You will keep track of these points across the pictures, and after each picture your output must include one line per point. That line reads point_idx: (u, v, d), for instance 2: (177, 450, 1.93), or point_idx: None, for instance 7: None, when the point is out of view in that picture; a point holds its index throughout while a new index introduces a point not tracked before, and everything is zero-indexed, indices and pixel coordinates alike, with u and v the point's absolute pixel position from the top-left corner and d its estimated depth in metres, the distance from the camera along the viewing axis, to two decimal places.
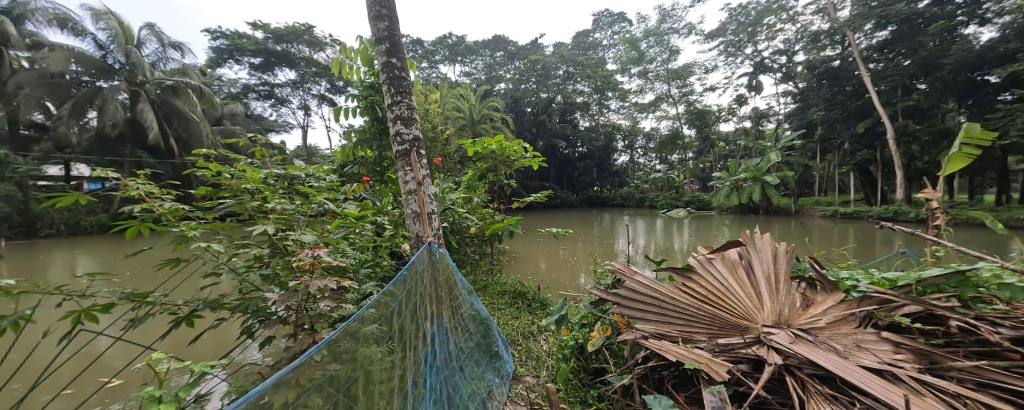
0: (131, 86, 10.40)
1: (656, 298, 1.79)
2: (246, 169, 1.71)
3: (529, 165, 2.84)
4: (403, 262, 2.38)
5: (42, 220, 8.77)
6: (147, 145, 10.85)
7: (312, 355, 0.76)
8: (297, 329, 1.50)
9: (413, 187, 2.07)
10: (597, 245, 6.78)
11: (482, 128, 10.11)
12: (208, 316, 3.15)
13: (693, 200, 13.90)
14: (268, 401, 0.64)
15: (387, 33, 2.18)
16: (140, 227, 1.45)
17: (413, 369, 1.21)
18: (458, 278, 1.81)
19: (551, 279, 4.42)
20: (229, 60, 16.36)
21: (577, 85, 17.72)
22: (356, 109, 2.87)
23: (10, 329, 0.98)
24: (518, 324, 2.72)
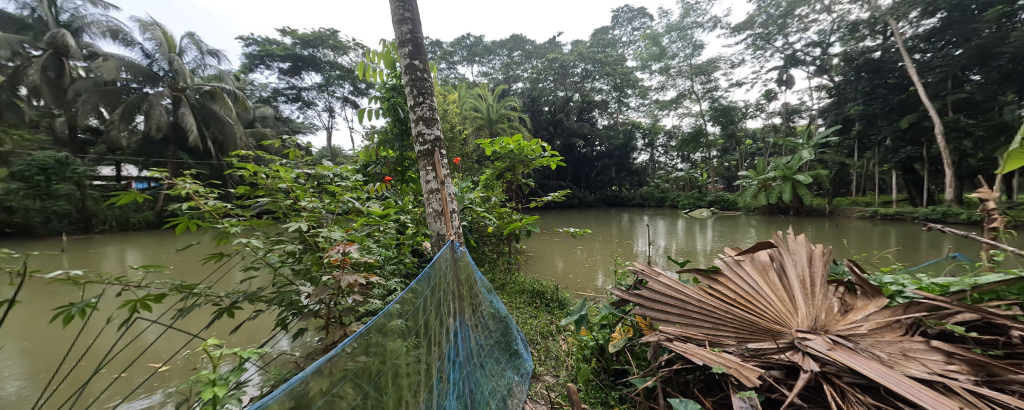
0: (172, 92, 10.93)
1: (681, 299, 1.75)
2: (280, 169, 1.78)
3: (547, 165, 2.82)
4: (424, 260, 2.41)
5: (96, 216, 9.23)
6: (187, 147, 11.44)
7: (344, 348, 0.78)
8: (327, 322, 1.56)
9: (435, 186, 2.10)
10: (615, 245, 6.70)
11: (499, 128, 10.16)
12: (247, 307, 3.30)
13: (716, 199, 13.51)
14: (307, 388, 0.67)
15: (410, 36, 2.22)
16: (189, 224, 1.56)
17: (438, 364, 1.23)
18: (478, 276, 1.81)
19: (567, 279, 4.41)
20: (260, 66, 17.07)
21: (595, 83, 17.44)
22: (378, 111, 2.94)
23: (78, 316, 1.07)
24: (537, 323, 2.71)
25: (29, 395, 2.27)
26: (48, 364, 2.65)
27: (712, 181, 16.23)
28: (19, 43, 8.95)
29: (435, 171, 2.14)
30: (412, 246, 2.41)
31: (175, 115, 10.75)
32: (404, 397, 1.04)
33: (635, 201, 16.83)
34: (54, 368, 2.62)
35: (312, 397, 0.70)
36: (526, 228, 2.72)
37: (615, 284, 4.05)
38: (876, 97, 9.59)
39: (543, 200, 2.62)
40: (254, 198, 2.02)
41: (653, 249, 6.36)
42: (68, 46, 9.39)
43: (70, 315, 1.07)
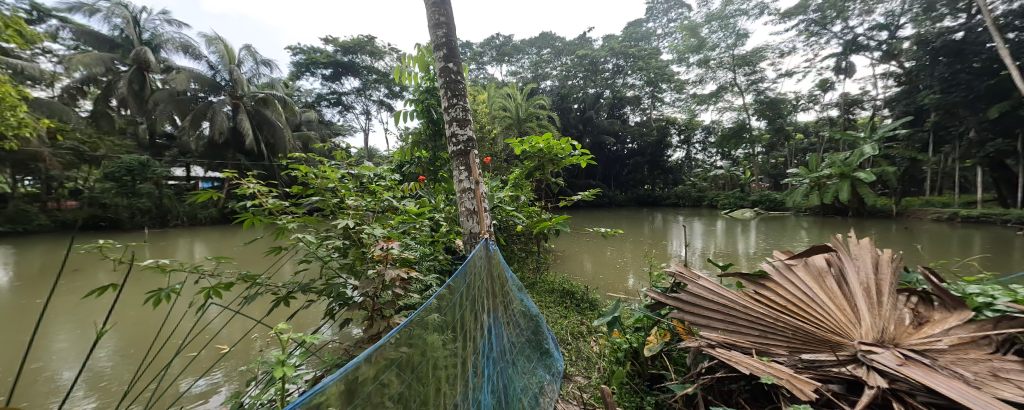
0: (232, 99, 11.79)
1: (725, 304, 1.66)
2: (328, 170, 1.90)
3: (577, 163, 2.77)
4: (458, 257, 2.46)
5: (170, 212, 10.18)
6: (244, 149, 12.36)
7: (390, 339, 0.83)
8: (371, 314, 1.65)
9: (468, 185, 2.14)
10: (649, 246, 6.50)
11: (529, 128, 10.13)
12: (302, 297, 3.53)
13: (760, 199, 12.77)
14: (360, 373, 0.73)
15: (445, 40, 2.26)
16: (256, 219, 1.76)
17: (473, 359, 1.25)
18: (509, 275, 1.81)
19: (599, 280, 4.33)
20: (306, 73, 18.10)
21: (628, 79, 16.95)
22: (412, 112, 3.04)
23: (165, 300, 1.40)
24: (567, 323, 2.69)
25: (127, 369, 2.57)
26: (140, 341, 2.99)
27: (754, 180, 15.35)
28: (112, 60, 10.48)
29: (469, 171, 2.18)
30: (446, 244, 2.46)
31: (234, 120, 11.68)
32: (441, 390, 1.07)
33: (669, 200, 16.25)
34: (146, 345, 2.95)
35: (363, 381, 0.76)
36: (556, 227, 2.69)
37: (648, 286, 3.93)
38: (957, 82, 8.53)
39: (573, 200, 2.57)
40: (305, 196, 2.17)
41: (690, 251, 6.11)
42: (148, 61, 10.56)
43: (158, 299, 1.40)
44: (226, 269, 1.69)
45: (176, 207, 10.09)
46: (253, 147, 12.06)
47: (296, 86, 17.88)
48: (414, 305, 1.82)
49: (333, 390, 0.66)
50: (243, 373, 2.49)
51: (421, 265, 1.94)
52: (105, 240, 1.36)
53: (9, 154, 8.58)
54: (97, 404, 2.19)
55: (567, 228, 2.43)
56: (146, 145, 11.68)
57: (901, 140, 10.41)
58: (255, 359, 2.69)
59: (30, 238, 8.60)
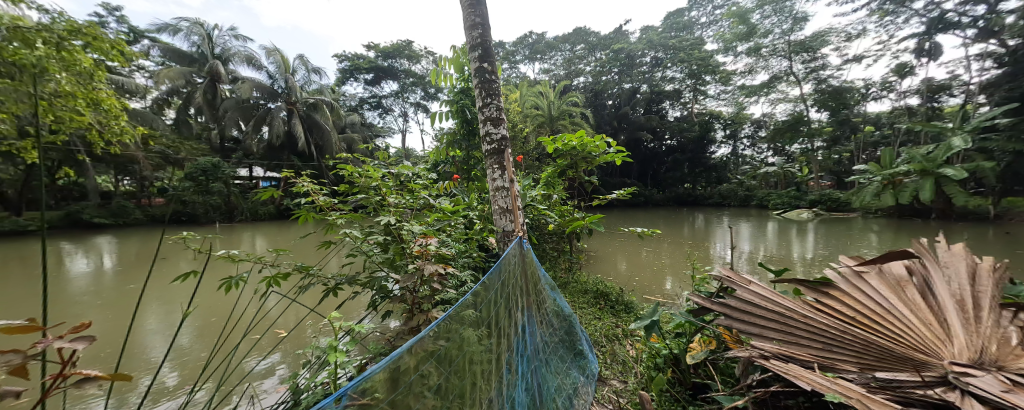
0: (287, 105, 12.65)
1: (780, 313, 1.51)
2: (371, 169, 1.99)
3: (612, 161, 2.67)
4: (491, 255, 2.48)
5: (236, 208, 11.18)
6: (297, 151, 13.22)
7: (429, 332, 0.85)
8: (410, 308, 1.70)
9: (501, 184, 2.15)
10: (689, 248, 6.22)
11: (561, 126, 9.97)
12: (348, 289, 3.73)
13: (818, 198, 11.85)
14: (404, 363, 0.78)
15: (481, 40, 2.28)
16: (309, 215, 1.89)
17: (508, 355, 1.26)
18: (543, 274, 1.79)
19: (634, 283, 4.18)
20: (350, 79, 19.09)
21: (668, 72, 16.34)
22: (447, 113, 3.10)
23: (236, 286, 1.54)
24: (601, 325, 2.64)
25: (204, 348, 2.88)
26: (213, 323, 3.33)
27: (810, 177, 14.23)
28: (191, 73, 11.61)
29: (503, 171, 2.18)
30: (479, 242, 2.48)
31: (288, 125, 12.57)
32: (477, 384, 1.09)
33: (710, 199, 15.49)
34: (217, 328, 3.27)
35: (406, 371, 0.80)
36: (589, 227, 2.62)
37: (689, 290, 3.77)
38: None
39: (607, 198, 2.47)
40: (351, 194, 2.29)
41: (735, 254, 5.79)
42: (219, 73, 11.58)
43: (230, 284, 1.54)
44: (281, 261, 1.83)
45: (242, 204, 11.09)
46: (304, 149, 12.88)
47: (342, 91, 18.89)
48: (451, 301, 1.86)
49: (378, 377, 0.71)
50: (297, 357, 2.69)
51: (457, 261, 1.96)
52: (190, 233, 1.56)
53: (112, 158, 9.83)
54: (181, 378, 2.47)
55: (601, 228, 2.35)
56: (217, 148, 12.91)
57: (1001, 130, 8.74)
58: (309, 345, 2.89)
59: (127, 229, 9.85)
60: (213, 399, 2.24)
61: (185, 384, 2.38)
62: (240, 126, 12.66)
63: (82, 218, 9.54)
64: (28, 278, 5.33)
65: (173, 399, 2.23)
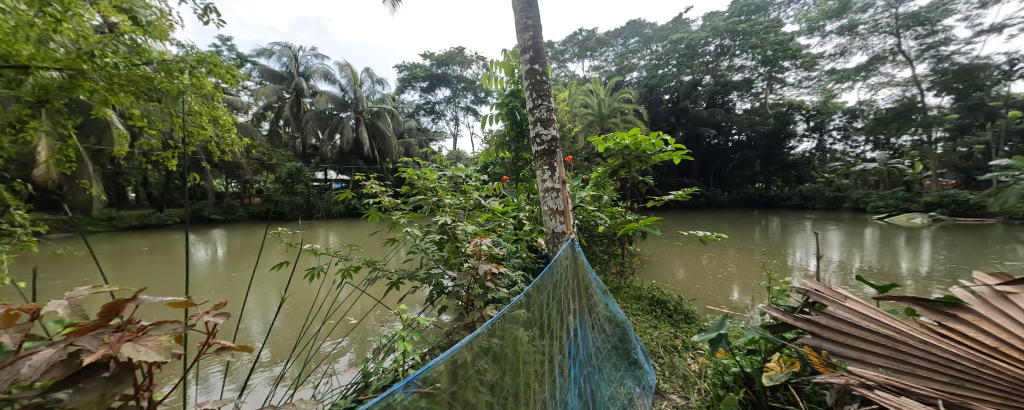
0: (356, 114, 13.74)
1: (885, 334, 1.28)
2: (428, 171, 2.10)
3: (668, 160, 2.47)
4: (542, 257, 2.45)
5: (315, 208, 12.36)
6: (363, 156, 14.25)
7: (485, 328, 0.86)
8: (465, 304, 1.74)
9: (551, 185, 2.12)
10: (760, 255, 5.67)
11: (612, 123, 9.62)
12: (408, 284, 3.93)
13: (931, 201, 10.13)
14: (462, 358, 0.80)
15: (531, 42, 2.28)
16: (374, 214, 2.04)
17: (560, 357, 1.23)
18: (594, 277, 1.71)
19: (696, 292, 3.88)
20: (408, 87, 20.24)
21: (736, 60, 14.81)
22: (496, 116, 3.14)
23: (316, 275, 1.71)
24: (658, 334, 2.49)
25: (290, 330, 3.25)
26: (295, 309, 3.72)
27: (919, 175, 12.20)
28: (280, 90, 13.09)
29: (553, 171, 2.15)
30: (530, 242, 2.45)
31: (355, 132, 13.60)
32: (531, 384, 1.08)
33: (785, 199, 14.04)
34: (300, 314, 3.67)
35: (464, 364, 0.82)
36: (644, 230, 2.48)
37: (764, 302, 3.43)
38: None
39: (664, 200, 2.30)
40: (411, 195, 2.41)
41: (821, 263, 5.16)
42: (303, 88, 12.88)
43: (312, 274, 1.72)
44: (353, 255, 1.98)
45: (319, 203, 12.21)
46: (369, 154, 13.87)
47: (400, 98, 20.10)
48: (502, 301, 1.86)
49: (439, 369, 0.74)
50: (364, 344, 2.94)
51: (508, 261, 1.96)
52: (282, 228, 1.77)
53: (224, 165, 11.47)
54: (273, 354, 2.84)
55: (657, 231, 2.19)
56: (299, 154, 14.43)
57: None
58: (374, 336, 3.11)
59: (232, 225, 11.39)
60: (297, 376, 2.50)
61: (276, 359, 2.74)
62: (318, 134, 13.99)
63: (201, 216, 11.29)
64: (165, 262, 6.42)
65: (270, 370, 2.60)
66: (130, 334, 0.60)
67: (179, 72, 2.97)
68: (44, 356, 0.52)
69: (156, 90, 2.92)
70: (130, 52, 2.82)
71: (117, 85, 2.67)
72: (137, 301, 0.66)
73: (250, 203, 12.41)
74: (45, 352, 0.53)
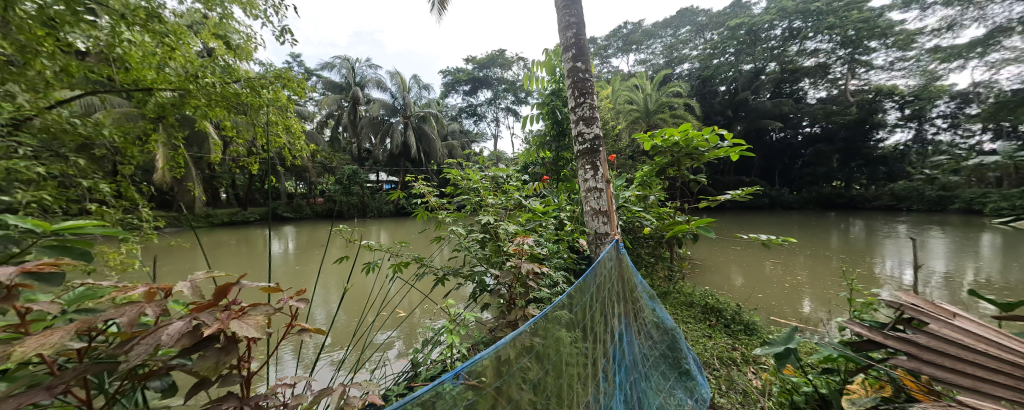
0: (404, 118, 14.45)
1: (1008, 364, 1.07)
2: (470, 172, 2.15)
3: (723, 157, 2.29)
4: (585, 259, 2.39)
5: (368, 208, 13.16)
6: (411, 158, 14.91)
7: (528, 327, 0.85)
8: (506, 303, 1.74)
9: (593, 184, 2.07)
10: (836, 264, 5.09)
11: (659, 119, 9.14)
12: (454, 281, 4.05)
13: None
14: (505, 355, 0.80)
15: (574, 40, 2.23)
16: (422, 213, 2.12)
17: (604, 361, 1.19)
18: (640, 280, 1.63)
19: (759, 302, 3.58)
20: (451, 91, 20.92)
21: (810, 42, 13.31)
22: (537, 116, 3.13)
23: (369, 269, 1.82)
24: (713, 345, 2.33)
25: (349, 321, 3.50)
26: (354, 301, 4.00)
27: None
28: (340, 99, 14.10)
29: (595, 170, 2.09)
30: (571, 243, 2.40)
31: (404, 135, 14.30)
32: (573, 387, 1.04)
33: (865, 200, 12.52)
34: (358, 306, 3.94)
35: (508, 361, 0.83)
36: (695, 232, 2.32)
37: (840, 316, 3.11)
38: None
39: (719, 200, 2.13)
40: (455, 195, 2.48)
41: (920, 275, 4.55)
42: (359, 96, 13.79)
43: (367, 267, 1.83)
44: (402, 251, 2.08)
45: (372, 203, 13.00)
46: (416, 156, 14.50)
47: (445, 102, 20.82)
48: (544, 301, 1.84)
49: (484, 363, 0.75)
50: (412, 337, 3.09)
51: (550, 261, 1.93)
52: (341, 225, 1.90)
53: (292, 168, 12.59)
54: (334, 341, 3.09)
55: (711, 233, 2.03)
56: (354, 157, 15.45)
57: None
58: (421, 330, 3.23)
59: (299, 222, 12.51)
60: (351, 363, 2.67)
61: (336, 347, 2.97)
62: (371, 139, 14.88)
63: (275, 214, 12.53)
64: (247, 254, 7.21)
65: (332, 355, 2.84)
66: (235, 313, 0.68)
67: (264, 88, 3.02)
68: (176, 328, 0.61)
69: (243, 105, 3.01)
70: (224, 73, 2.92)
71: (215, 102, 2.81)
72: (240, 285, 0.75)
73: (314, 202, 13.54)
74: (175, 325, 0.62)
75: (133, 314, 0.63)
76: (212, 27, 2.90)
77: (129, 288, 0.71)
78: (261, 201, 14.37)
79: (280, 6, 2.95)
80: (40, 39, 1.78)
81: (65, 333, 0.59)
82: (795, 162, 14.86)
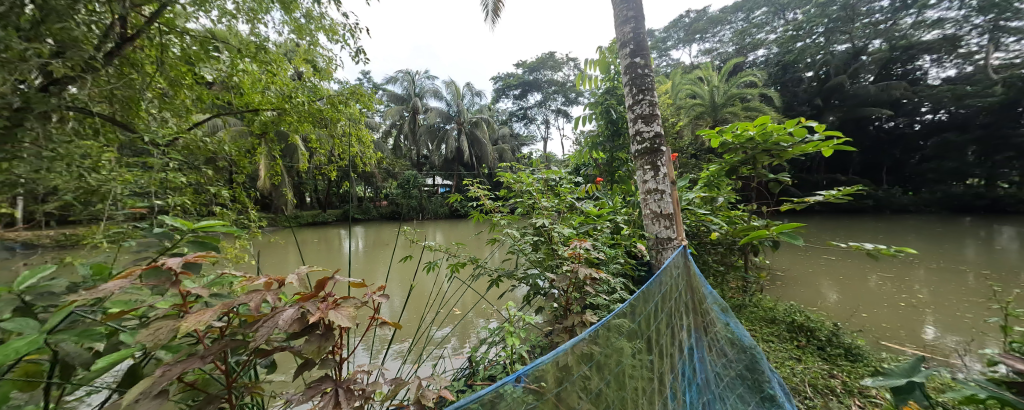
0: (458, 125, 15.06)
1: None
2: (524, 176, 2.16)
3: (808, 152, 2.00)
4: (644, 265, 2.25)
5: (427, 211, 13.89)
6: (465, 163, 15.45)
7: (587, 335, 0.81)
8: (562, 308, 1.70)
9: (653, 186, 1.95)
10: (969, 281, 4.21)
11: (729, 113, 8.39)
12: (509, 282, 4.10)
13: None
14: (563, 363, 0.78)
15: (632, 35, 2.12)
16: (478, 216, 2.17)
17: (672, 377, 1.10)
18: (710, 290, 1.47)
19: (864, 322, 3.08)
20: (503, 96, 21.36)
21: (923, 13, 11.30)
22: (590, 116, 3.03)
23: (427, 269, 1.89)
24: (803, 370, 2.05)
25: (413, 317, 3.71)
26: (417, 298, 4.23)
27: None
28: (401, 110, 15.07)
29: (656, 171, 1.96)
30: (628, 248, 2.27)
31: (457, 141, 14.99)
32: (638, 402, 0.96)
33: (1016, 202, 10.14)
34: (420, 303, 4.15)
35: (569, 368, 0.80)
36: (776, 238, 2.06)
37: (978, 347, 2.56)
38: None
39: (807, 201, 1.86)
40: (509, 199, 2.49)
41: None
42: (418, 106, 14.64)
43: (426, 267, 1.91)
44: (459, 252, 2.12)
45: (430, 206, 13.76)
46: (469, 161, 15.00)
47: (496, 107, 21.31)
48: (601, 308, 1.76)
49: (543, 368, 0.73)
50: (467, 336, 3.18)
51: (608, 267, 1.84)
52: (405, 226, 2.01)
53: (362, 174, 13.75)
54: (399, 334, 3.31)
55: (798, 238, 1.78)
56: (414, 163, 16.43)
57: None
58: (478, 330, 3.31)
59: (368, 223, 13.62)
60: (414, 356, 2.83)
61: (401, 340, 3.17)
62: (429, 146, 15.71)
63: (348, 216, 13.81)
64: (326, 251, 8.02)
65: (397, 348, 3.04)
66: (331, 303, 0.75)
67: (343, 104, 3.34)
68: (289, 314, 0.70)
69: (325, 119, 3.30)
70: (309, 91, 3.20)
71: (303, 118, 3.13)
72: (334, 280, 0.82)
73: (379, 205, 14.65)
74: (288, 311, 0.71)
75: (259, 299, 0.71)
76: (302, 52, 3.22)
77: (255, 277, 0.81)
78: (338, 204, 15.91)
79: (355, 29, 3.24)
80: (184, 75, 2.30)
81: (213, 313, 0.68)
82: (912, 156, 12.64)
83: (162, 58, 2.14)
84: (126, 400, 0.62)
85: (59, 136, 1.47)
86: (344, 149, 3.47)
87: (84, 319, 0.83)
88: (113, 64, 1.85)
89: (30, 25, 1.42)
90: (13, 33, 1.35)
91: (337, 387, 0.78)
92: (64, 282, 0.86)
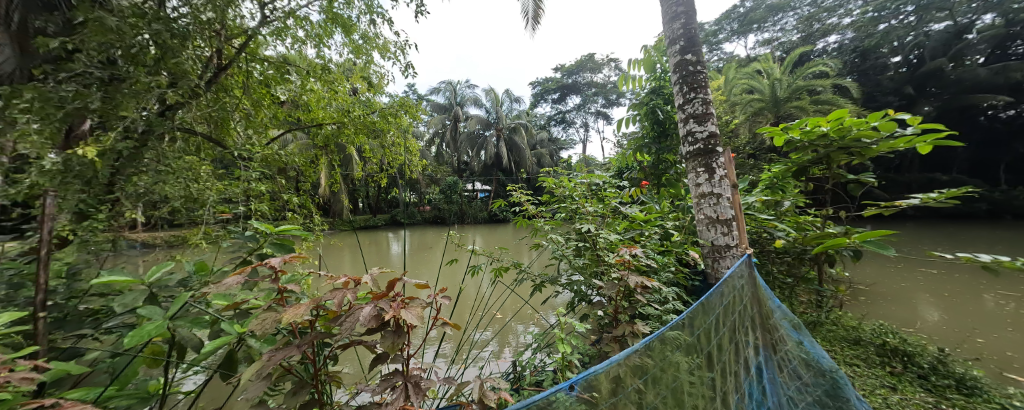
0: (497, 131, 15.32)
1: None
2: (566, 181, 2.13)
3: (900, 149, 1.75)
4: (696, 273, 2.10)
5: (469, 215, 14.21)
6: (504, 168, 15.62)
7: (643, 346, 0.77)
8: (609, 317, 1.63)
9: (708, 189, 1.82)
10: None
11: (794, 108, 7.67)
12: (551, 288, 4.05)
13: None
14: (620, 373, 0.74)
15: (684, 30, 2.01)
16: (520, 221, 2.15)
17: (737, 397, 1.00)
18: (780, 305, 1.32)
19: (979, 349, 2.64)
20: (542, 100, 21.34)
21: None
22: (634, 117, 2.90)
23: (471, 273, 1.90)
24: (901, 400, 1.79)
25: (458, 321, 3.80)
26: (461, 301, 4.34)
27: None
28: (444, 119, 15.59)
29: (711, 173, 1.83)
30: (679, 255, 2.13)
31: (496, 147, 15.20)
32: None
33: None
34: (464, 306, 4.24)
35: (625, 379, 0.77)
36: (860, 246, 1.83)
37: None
38: None
39: (900, 204, 1.62)
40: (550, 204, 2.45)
41: None
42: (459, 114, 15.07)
43: (470, 271, 1.93)
44: (502, 256, 2.11)
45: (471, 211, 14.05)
46: (508, 166, 15.16)
47: (535, 111, 21.35)
48: (652, 318, 1.67)
49: (598, 379, 0.71)
50: (508, 340, 3.19)
51: (659, 275, 1.74)
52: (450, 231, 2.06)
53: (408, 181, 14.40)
54: (444, 336, 3.41)
55: (890, 245, 1.56)
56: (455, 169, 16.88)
57: None
58: (521, 336, 3.30)
59: (413, 227, 14.23)
60: (459, 358, 2.90)
61: (446, 341, 3.25)
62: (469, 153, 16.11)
63: (395, 220, 14.53)
64: (375, 253, 8.50)
65: (443, 350, 3.13)
66: (402, 303, 0.77)
67: (394, 116, 3.49)
68: (367, 312, 0.73)
69: (377, 132, 3.49)
70: (363, 106, 3.41)
71: (357, 131, 3.32)
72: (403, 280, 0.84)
73: (423, 210, 15.23)
74: (366, 308, 0.74)
75: (341, 296, 0.75)
76: (359, 70, 3.44)
77: (335, 276, 0.86)
78: (386, 210, 16.77)
79: (405, 46, 3.38)
80: (263, 96, 2.58)
81: (306, 308, 0.73)
82: None
83: (246, 83, 2.42)
84: (239, 382, 0.68)
85: (174, 154, 1.70)
86: (394, 159, 3.63)
87: (193, 309, 0.93)
88: (212, 89, 2.15)
89: (154, 62, 1.65)
90: (141, 69, 1.63)
91: (406, 382, 0.80)
92: (177, 277, 0.99)
